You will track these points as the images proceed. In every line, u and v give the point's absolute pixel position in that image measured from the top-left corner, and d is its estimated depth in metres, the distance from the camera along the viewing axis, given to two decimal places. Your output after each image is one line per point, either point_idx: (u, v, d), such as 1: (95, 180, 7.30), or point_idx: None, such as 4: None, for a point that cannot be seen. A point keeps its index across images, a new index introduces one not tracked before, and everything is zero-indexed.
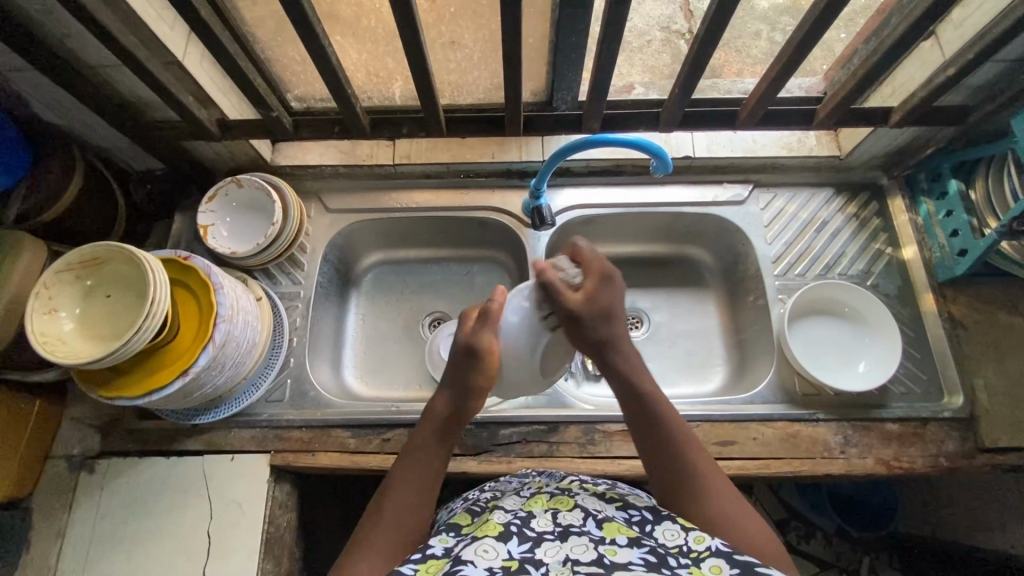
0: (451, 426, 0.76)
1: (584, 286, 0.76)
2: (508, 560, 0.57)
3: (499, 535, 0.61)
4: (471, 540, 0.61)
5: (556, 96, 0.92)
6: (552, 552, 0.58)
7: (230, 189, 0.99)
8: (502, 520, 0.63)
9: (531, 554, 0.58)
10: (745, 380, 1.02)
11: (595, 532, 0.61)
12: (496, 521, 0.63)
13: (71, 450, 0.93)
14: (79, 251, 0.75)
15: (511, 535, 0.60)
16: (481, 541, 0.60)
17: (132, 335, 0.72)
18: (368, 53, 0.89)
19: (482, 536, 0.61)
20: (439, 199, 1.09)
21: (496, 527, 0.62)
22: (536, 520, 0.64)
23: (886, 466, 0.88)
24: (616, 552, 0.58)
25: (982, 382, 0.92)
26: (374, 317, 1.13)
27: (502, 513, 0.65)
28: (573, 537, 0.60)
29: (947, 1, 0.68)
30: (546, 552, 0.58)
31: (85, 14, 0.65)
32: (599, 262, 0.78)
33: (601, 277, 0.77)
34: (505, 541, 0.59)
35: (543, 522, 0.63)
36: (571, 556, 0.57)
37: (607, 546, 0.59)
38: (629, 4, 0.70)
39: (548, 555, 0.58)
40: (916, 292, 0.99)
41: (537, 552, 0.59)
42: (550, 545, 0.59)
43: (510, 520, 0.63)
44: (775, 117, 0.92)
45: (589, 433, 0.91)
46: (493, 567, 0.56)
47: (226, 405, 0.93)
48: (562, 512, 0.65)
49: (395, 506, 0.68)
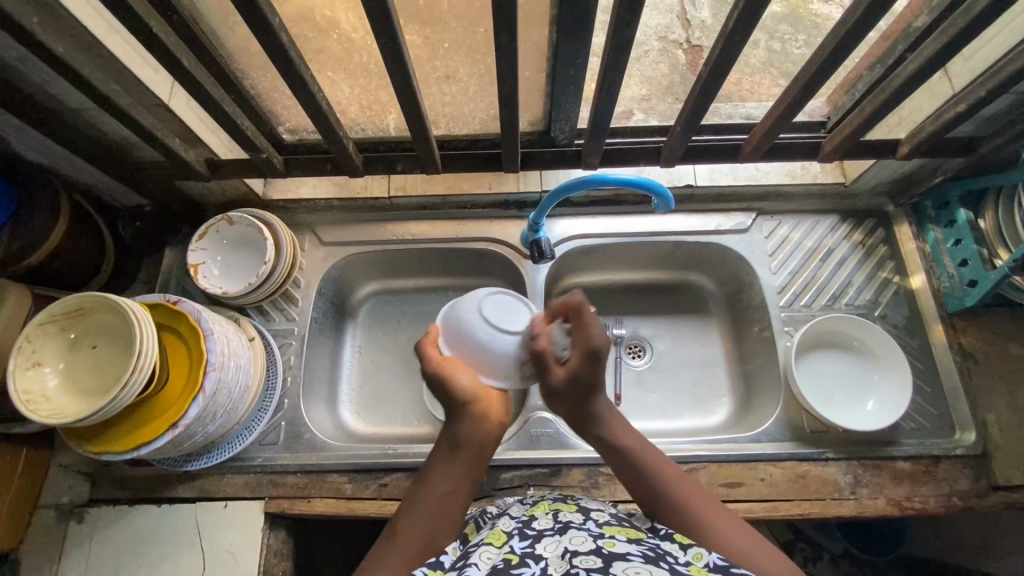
0: (468, 439, 0.68)
1: (568, 363, 0.71)
2: (509, 555, 0.55)
3: (502, 540, 0.58)
4: (474, 547, 0.59)
5: (554, 126, 0.88)
6: (552, 547, 0.56)
7: (221, 226, 0.97)
8: (507, 527, 0.61)
9: (531, 549, 0.56)
10: (751, 415, 1.00)
11: (595, 529, 0.59)
12: (499, 528, 0.62)
13: (60, 498, 0.91)
14: (63, 302, 0.73)
15: (514, 537, 0.58)
16: (484, 547, 0.58)
17: (117, 392, 0.69)
18: (361, 87, 0.86)
19: (485, 541, 0.59)
20: (435, 229, 1.06)
21: (499, 534, 0.60)
22: (537, 522, 0.62)
23: (897, 507, 0.86)
24: (615, 544, 0.55)
25: (994, 417, 0.90)
26: (370, 351, 1.10)
27: (507, 520, 0.63)
28: (573, 531, 0.58)
29: (960, 41, 0.65)
30: (545, 547, 0.56)
31: (65, 66, 0.62)
32: (588, 341, 0.70)
33: (587, 354, 0.70)
34: (506, 542, 0.58)
35: (544, 523, 0.61)
36: (569, 547, 0.54)
37: (606, 539, 0.56)
38: (630, 48, 0.68)
39: (548, 550, 0.55)
40: (925, 323, 0.97)
41: (537, 547, 0.56)
42: (550, 541, 0.57)
43: (514, 526, 0.61)
44: (780, 149, 0.90)
45: (591, 476, 0.89)
46: (495, 563, 0.54)
47: (219, 450, 0.91)
48: (562, 513, 0.63)
49: (410, 529, 0.63)
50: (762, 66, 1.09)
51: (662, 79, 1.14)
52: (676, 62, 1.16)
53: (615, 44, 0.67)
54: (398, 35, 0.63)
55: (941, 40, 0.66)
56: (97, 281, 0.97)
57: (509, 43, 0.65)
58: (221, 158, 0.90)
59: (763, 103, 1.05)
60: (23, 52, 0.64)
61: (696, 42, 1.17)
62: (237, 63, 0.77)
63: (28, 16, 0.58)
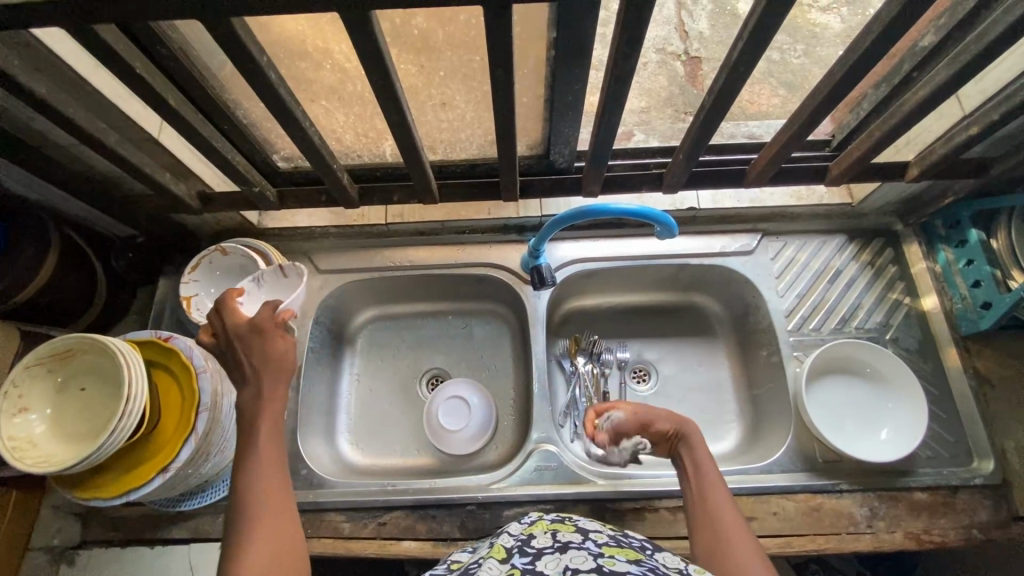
0: (263, 362, 0.69)
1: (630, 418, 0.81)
2: (507, 570, 0.52)
3: (504, 557, 0.56)
4: (474, 567, 0.56)
5: (554, 150, 0.86)
6: (553, 564, 0.52)
7: (214, 258, 0.94)
8: (507, 544, 0.59)
9: (531, 566, 0.53)
10: (761, 443, 0.96)
11: (594, 548, 0.55)
12: (498, 546, 0.59)
13: (52, 541, 0.88)
14: (51, 343, 0.71)
15: (514, 554, 0.56)
16: (486, 562, 0.55)
17: (107, 437, 0.66)
18: (356, 115, 0.84)
19: (488, 559, 0.56)
20: (434, 255, 1.04)
21: (500, 550, 0.57)
22: (537, 540, 0.59)
23: (916, 541, 0.83)
24: (615, 563, 0.52)
25: (1012, 444, 0.87)
26: (369, 379, 1.08)
27: (507, 538, 0.61)
28: (573, 549, 0.54)
29: (971, 70, 0.63)
30: (546, 564, 0.53)
31: (51, 110, 0.61)
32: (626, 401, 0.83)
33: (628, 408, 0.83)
34: (507, 560, 0.55)
35: (543, 541, 0.58)
36: (570, 565, 0.51)
37: (606, 558, 0.53)
38: (630, 79, 0.66)
39: (548, 566, 0.52)
40: (939, 345, 0.94)
41: (537, 564, 0.53)
42: (550, 558, 0.54)
43: (513, 543, 0.59)
44: (786, 174, 0.88)
45: (598, 511, 0.87)
46: None
47: (214, 487, 0.88)
48: (561, 532, 0.60)
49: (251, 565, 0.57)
50: (762, 76, 1.07)
51: (660, 91, 1.12)
52: (675, 74, 1.15)
53: (616, 75, 0.65)
54: (392, 74, 0.62)
55: (953, 69, 0.64)
56: (89, 315, 0.96)
57: (505, 78, 0.63)
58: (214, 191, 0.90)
59: (765, 119, 1.03)
60: (6, 93, 0.62)
61: (694, 53, 1.16)
62: (229, 95, 0.75)
63: (10, 60, 0.56)
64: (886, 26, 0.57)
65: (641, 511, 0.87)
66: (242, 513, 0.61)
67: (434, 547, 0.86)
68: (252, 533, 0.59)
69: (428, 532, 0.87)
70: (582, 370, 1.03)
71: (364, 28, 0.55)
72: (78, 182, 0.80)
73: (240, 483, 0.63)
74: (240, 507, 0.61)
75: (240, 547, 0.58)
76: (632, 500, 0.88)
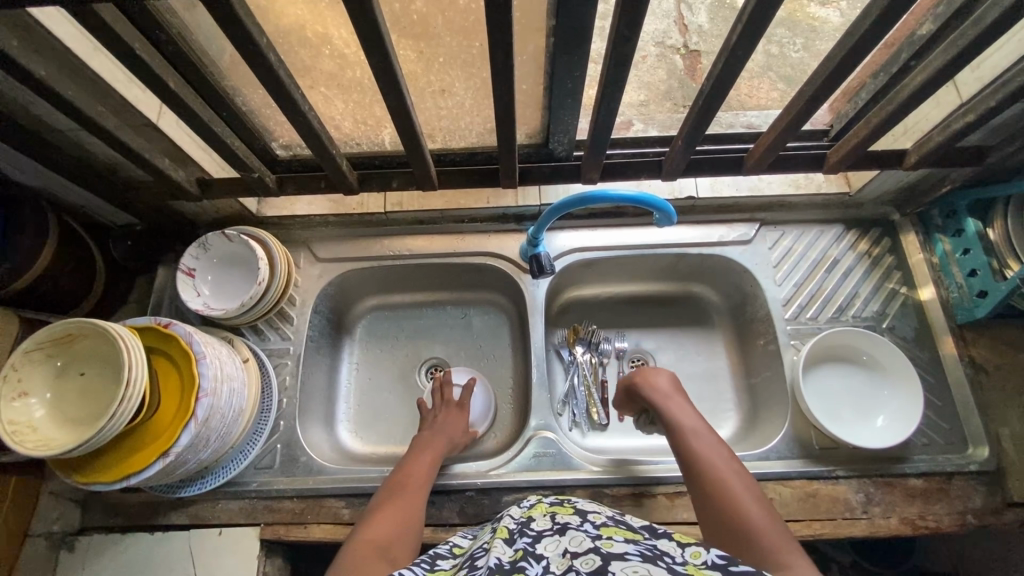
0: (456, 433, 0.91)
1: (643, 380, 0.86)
2: (510, 552, 0.53)
3: (507, 539, 0.57)
4: (480, 551, 0.57)
5: (553, 139, 0.86)
6: (552, 547, 0.53)
7: (226, 246, 0.94)
8: (509, 526, 0.60)
9: (533, 548, 0.53)
10: (759, 430, 0.97)
11: (592, 530, 0.56)
12: (501, 528, 0.60)
13: (51, 527, 0.87)
14: (51, 329, 0.70)
15: (516, 536, 0.57)
16: (491, 546, 0.56)
17: (106, 422, 0.66)
18: (354, 102, 0.84)
19: (492, 542, 0.57)
20: (432, 244, 1.04)
21: (504, 531, 0.58)
22: (536, 522, 0.59)
23: (911, 527, 0.84)
24: (613, 545, 0.52)
25: (1008, 431, 0.88)
26: (369, 367, 1.08)
27: (508, 520, 0.62)
28: (572, 531, 0.55)
29: (968, 56, 0.63)
30: (546, 547, 0.53)
31: (48, 92, 0.61)
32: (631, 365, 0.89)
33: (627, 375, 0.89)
34: (510, 542, 0.56)
35: (542, 523, 0.59)
36: (569, 548, 0.52)
37: (605, 540, 0.53)
38: (629, 66, 0.66)
39: (548, 549, 0.53)
40: (935, 334, 0.95)
41: (538, 547, 0.54)
42: (550, 540, 0.54)
43: (514, 526, 0.60)
44: (785, 163, 0.88)
45: (595, 497, 0.88)
46: (499, 559, 0.52)
47: (214, 474, 0.89)
48: (560, 514, 0.60)
49: (383, 524, 0.72)
50: (761, 69, 1.08)
51: (659, 83, 1.12)
52: (674, 67, 1.14)
53: (615, 60, 0.65)
54: (390, 57, 0.61)
55: (950, 53, 0.64)
56: (90, 301, 0.96)
57: (504, 63, 0.63)
58: (213, 177, 0.90)
59: (764, 110, 1.03)
60: (4, 75, 0.61)
61: (693, 46, 1.16)
62: (228, 81, 0.75)
63: (8, 41, 0.56)
64: (883, 11, 0.57)
65: (638, 498, 0.87)
66: (392, 483, 0.80)
67: (432, 532, 0.86)
68: (390, 503, 0.75)
69: (427, 518, 0.87)
70: (581, 359, 1.04)
71: (362, 9, 0.54)
72: (77, 169, 0.80)
73: (402, 465, 0.84)
74: (394, 479, 0.81)
75: (379, 509, 0.75)
76: (630, 487, 0.88)
